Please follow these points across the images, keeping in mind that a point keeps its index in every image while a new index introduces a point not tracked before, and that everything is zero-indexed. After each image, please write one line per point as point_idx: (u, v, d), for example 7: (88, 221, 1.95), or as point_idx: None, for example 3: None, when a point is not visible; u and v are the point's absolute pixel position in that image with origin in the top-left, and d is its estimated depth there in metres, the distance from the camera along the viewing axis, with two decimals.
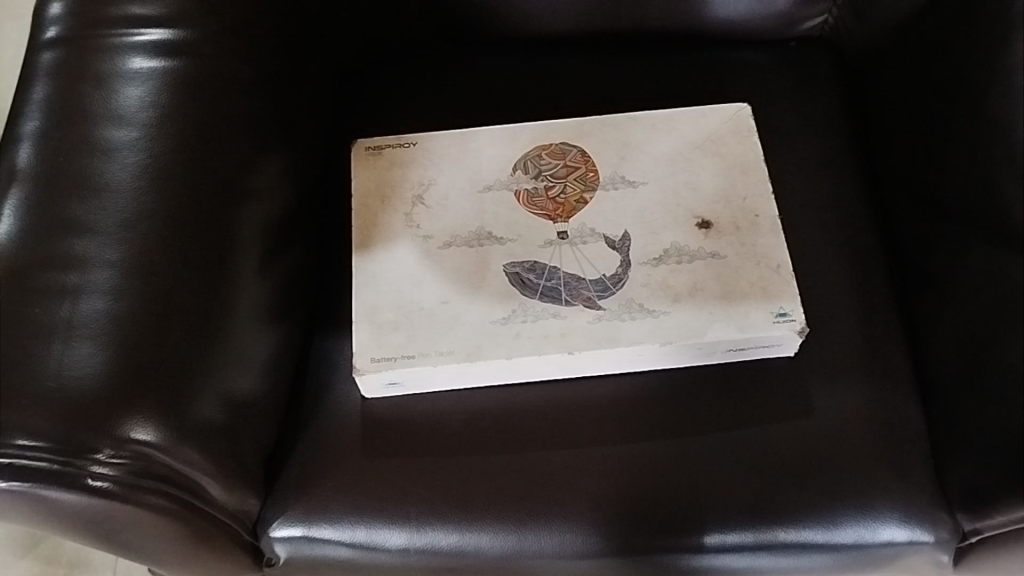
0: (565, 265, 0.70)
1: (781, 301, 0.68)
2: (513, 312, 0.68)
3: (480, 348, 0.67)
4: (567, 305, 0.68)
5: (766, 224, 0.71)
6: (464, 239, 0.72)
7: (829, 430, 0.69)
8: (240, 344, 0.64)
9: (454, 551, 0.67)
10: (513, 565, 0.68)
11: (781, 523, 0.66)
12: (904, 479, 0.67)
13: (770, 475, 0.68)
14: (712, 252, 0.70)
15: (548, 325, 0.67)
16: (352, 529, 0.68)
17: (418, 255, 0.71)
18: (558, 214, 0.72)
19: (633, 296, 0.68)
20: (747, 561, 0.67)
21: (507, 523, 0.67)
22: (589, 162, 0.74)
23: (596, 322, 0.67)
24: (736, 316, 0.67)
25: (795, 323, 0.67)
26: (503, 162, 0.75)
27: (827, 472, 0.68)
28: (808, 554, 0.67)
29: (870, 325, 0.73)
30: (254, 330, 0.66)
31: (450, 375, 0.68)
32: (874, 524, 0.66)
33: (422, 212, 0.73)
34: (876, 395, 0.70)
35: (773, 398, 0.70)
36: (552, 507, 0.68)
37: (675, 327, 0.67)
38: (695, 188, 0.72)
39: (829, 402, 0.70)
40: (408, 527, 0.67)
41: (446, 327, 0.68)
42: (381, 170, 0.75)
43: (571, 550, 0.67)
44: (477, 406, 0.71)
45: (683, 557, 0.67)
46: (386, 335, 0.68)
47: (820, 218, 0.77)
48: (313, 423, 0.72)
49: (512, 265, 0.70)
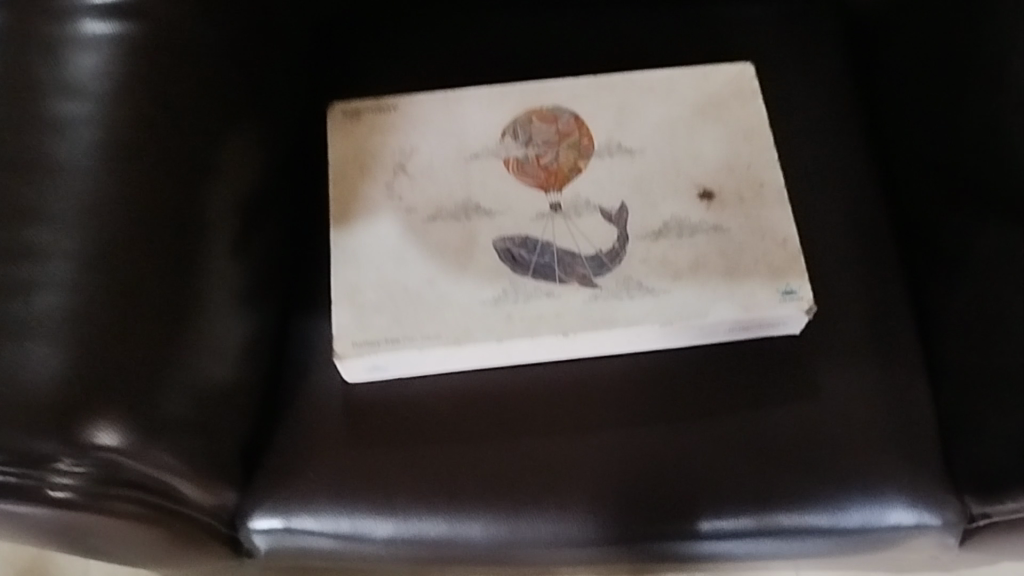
0: (558, 239, 0.65)
1: (788, 278, 0.64)
2: (503, 291, 0.64)
3: (468, 331, 0.63)
4: (561, 283, 0.64)
5: (771, 195, 0.66)
6: (449, 212, 0.67)
7: (835, 412, 0.66)
8: (216, 333, 0.60)
9: (442, 541, 0.65)
10: (504, 553, 0.66)
11: (783, 508, 0.64)
12: (909, 463, 0.65)
13: (773, 459, 0.65)
14: (714, 225, 0.66)
15: (541, 305, 0.63)
16: (335, 520, 0.65)
17: (399, 231, 0.67)
18: (550, 183, 0.67)
19: (630, 273, 0.64)
20: (746, 546, 0.65)
21: (499, 512, 0.65)
22: (583, 128, 0.69)
23: (592, 302, 0.63)
24: (741, 295, 0.63)
25: (802, 302, 0.63)
26: (491, 128, 0.70)
27: (832, 457, 0.65)
28: (811, 539, 0.65)
29: (878, 301, 0.69)
30: (230, 316, 0.62)
31: (437, 359, 0.65)
32: (880, 507, 0.64)
33: (404, 182, 0.69)
34: (884, 374, 0.67)
35: (775, 379, 0.67)
36: (545, 494, 0.65)
37: (676, 306, 0.63)
38: (696, 155, 0.68)
39: (835, 382, 0.67)
40: (395, 517, 0.65)
41: (433, 308, 0.64)
42: (359, 137, 0.70)
43: (564, 537, 0.64)
44: (465, 390, 0.67)
45: (679, 544, 0.65)
46: (367, 318, 0.64)
47: (826, 186, 0.73)
48: (292, 409, 0.68)
49: (501, 240, 0.66)
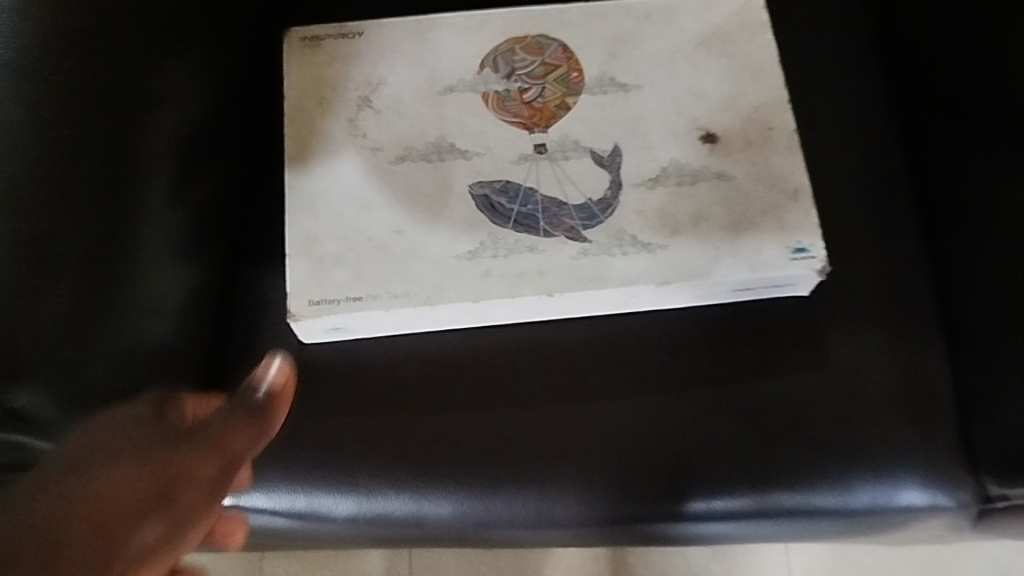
0: (543, 186, 0.58)
1: (799, 233, 0.57)
2: (480, 245, 0.57)
3: (440, 289, 0.56)
4: (546, 236, 0.57)
5: (782, 140, 0.59)
6: (419, 153, 0.59)
7: (845, 384, 0.60)
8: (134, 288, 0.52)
9: (407, 522, 0.59)
10: (477, 533, 0.60)
11: (783, 487, 0.58)
12: (926, 438, 0.59)
13: (775, 433, 0.59)
14: (717, 172, 0.59)
15: (522, 260, 0.56)
16: (290, 498, 0.58)
17: (362, 172, 0.59)
18: (535, 122, 0.60)
19: (623, 226, 0.57)
20: (738, 527, 0.59)
21: (472, 491, 0.58)
22: (572, 61, 0.61)
23: (580, 258, 0.56)
24: (746, 252, 0.56)
25: (815, 261, 0.56)
26: (468, 58, 0.62)
27: (840, 433, 0.59)
28: (812, 521, 0.59)
29: (893, 259, 0.63)
30: (164, 264, 0.54)
31: (404, 320, 0.57)
32: (891, 488, 0.58)
33: (369, 117, 0.61)
34: (898, 340, 0.61)
35: (781, 345, 0.60)
36: (523, 470, 0.58)
37: (675, 263, 0.56)
38: (698, 94, 0.61)
39: (846, 350, 0.60)
40: (356, 494, 0.58)
41: (401, 262, 0.57)
42: (319, 66, 0.62)
43: (542, 518, 0.59)
44: (431, 353, 0.60)
45: (660, 525, 0.59)
46: (325, 272, 0.57)
47: (839, 132, 0.66)
48: (243, 373, 0.61)
49: (478, 186, 0.58)
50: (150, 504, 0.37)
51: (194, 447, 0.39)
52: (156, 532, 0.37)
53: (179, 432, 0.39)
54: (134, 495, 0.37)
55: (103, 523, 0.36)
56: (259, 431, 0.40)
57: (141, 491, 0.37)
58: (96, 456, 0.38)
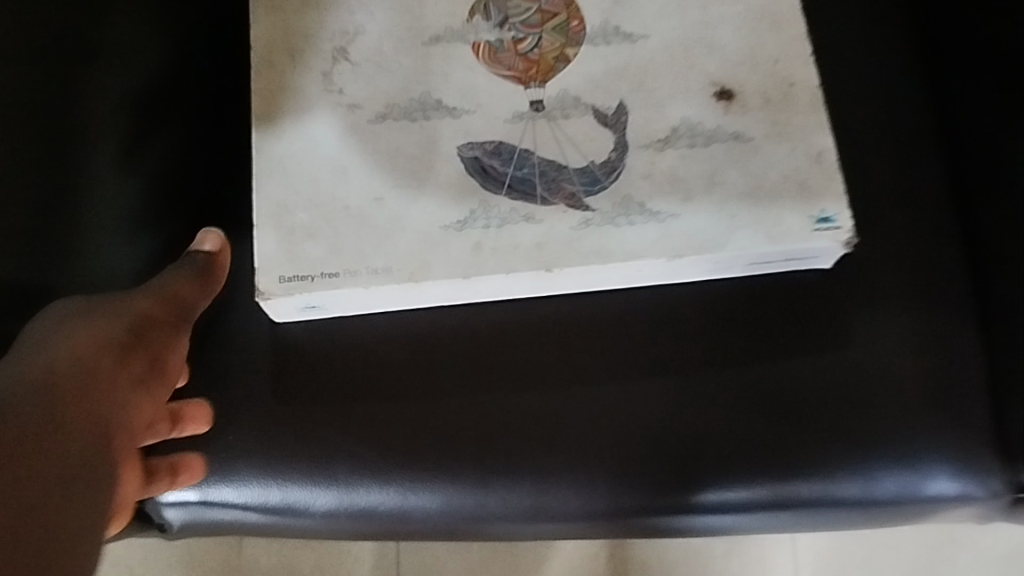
0: (540, 148, 0.52)
1: (823, 201, 0.51)
2: (471, 214, 0.51)
3: (425, 264, 0.51)
4: (544, 205, 0.51)
5: (804, 97, 0.53)
6: (402, 111, 0.54)
7: (869, 366, 0.54)
8: (53, 281, 0.54)
9: (393, 515, 0.54)
10: (469, 527, 0.55)
11: (802, 476, 0.54)
12: (957, 424, 0.54)
13: (793, 418, 0.54)
14: (734, 133, 0.53)
15: (518, 231, 0.51)
16: (261, 492, 0.54)
17: (339, 133, 0.53)
18: (531, 75, 0.53)
19: (630, 192, 0.51)
20: (751, 519, 0.55)
21: (462, 482, 0.54)
22: (571, 7, 0.54)
23: (582, 228, 0.51)
24: (766, 221, 0.51)
25: (840, 232, 0.51)
26: (457, 3, 0.55)
27: (862, 419, 0.54)
28: (832, 512, 0.54)
29: (924, 226, 0.57)
30: (79, 254, 0.55)
31: (387, 297, 0.53)
32: (918, 476, 0.54)
33: (345, 71, 0.55)
34: (928, 316, 0.55)
35: (802, 322, 0.55)
36: (518, 459, 0.54)
37: (687, 233, 0.51)
38: (712, 45, 0.55)
39: (871, 328, 0.55)
40: (336, 487, 0.54)
41: (383, 234, 0.51)
42: (289, 13, 0.56)
43: (538, 511, 0.54)
44: (418, 333, 0.55)
45: (670, 518, 0.55)
46: (298, 246, 0.51)
47: (867, 85, 0.59)
48: (213, 353, 0.56)
49: (468, 147, 0.53)
50: (135, 354, 0.47)
51: (145, 295, 0.50)
52: (125, 392, 0.46)
53: (103, 304, 0.48)
54: (86, 365, 0.44)
55: (111, 361, 0.46)
56: (206, 290, 0.52)
57: (113, 345, 0.46)
58: (14, 367, 0.43)
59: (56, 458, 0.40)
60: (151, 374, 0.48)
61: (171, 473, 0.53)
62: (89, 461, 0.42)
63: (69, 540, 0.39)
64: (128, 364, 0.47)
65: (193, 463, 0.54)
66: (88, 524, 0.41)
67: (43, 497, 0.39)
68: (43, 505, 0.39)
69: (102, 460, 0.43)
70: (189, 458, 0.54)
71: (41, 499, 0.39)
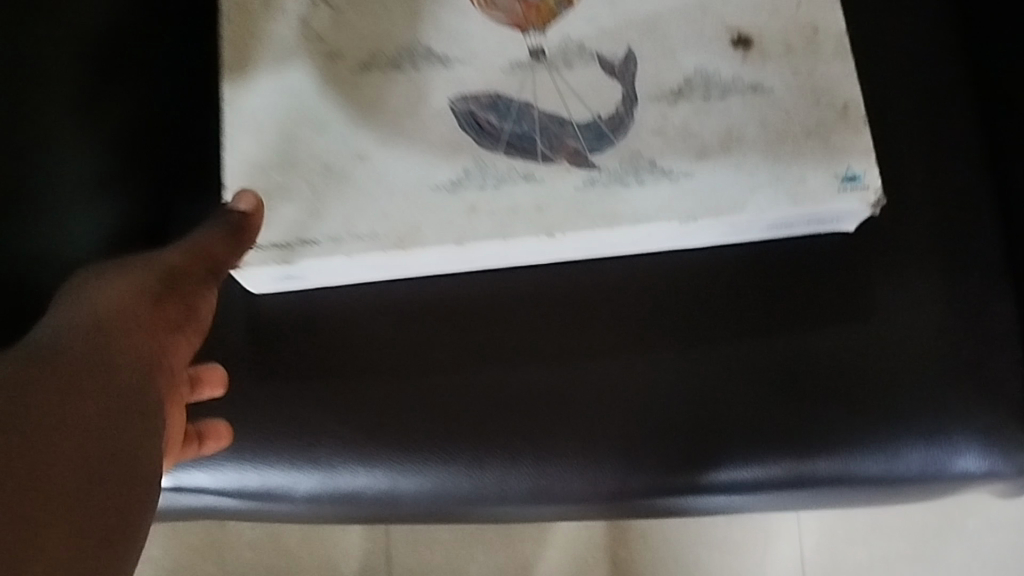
0: (540, 100, 0.47)
1: (849, 158, 0.47)
2: (464, 173, 0.47)
3: (415, 229, 0.46)
4: (545, 163, 0.47)
5: (827, 44, 0.49)
6: (388, 59, 0.49)
7: (895, 336, 0.50)
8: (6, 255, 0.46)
9: (380, 499, 0.51)
10: (463, 509, 0.51)
11: (820, 453, 0.50)
12: (987, 398, 0.50)
13: (812, 392, 0.50)
14: (751, 84, 0.48)
15: (516, 192, 0.46)
16: (238, 476, 0.50)
17: (317, 85, 0.49)
18: (529, 20, 0.49)
19: (639, 148, 0.47)
20: (763, 498, 0.51)
21: (455, 464, 0.50)
22: None
23: (587, 189, 0.46)
24: (788, 181, 0.47)
25: (869, 192, 0.47)
26: None
27: (887, 392, 0.50)
28: (851, 490, 0.51)
29: (953, 185, 0.53)
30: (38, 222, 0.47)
31: (373, 266, 0.48)
32: (944, 452, 0.50)
33: (324, 15, 0.50)
34: (957, 282, 0.51)
35: (823, 288, 0.51)
36: (515, 438, 0.50)
37: (702, 194, 0.47)
38: None
39: (896, 294, 0.51)
40: (319, 469, 0.50)
41: (367, 195, 0.47)
42: None
43: (537, 492, 0.50)
44: (404, 303, 0.51)
45: (678, 499, 0.51)
46: (275, 210, 0.47)
47: (895, 31, 0.55)
48: None
49: (460, 100, 0.48)
50: (168, 300, 0.38)
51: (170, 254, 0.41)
52: (172, 337, 0.36)
53: (132, 260, 0.40)
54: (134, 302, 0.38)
55: (151, 303, 0.37)
56: (238, 246, 0.44)
57: (147, 291, 0.37)
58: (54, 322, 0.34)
59: (102, 383, 0.30)
60: (194, 321, 0.39)
61: (198, 440, 0.47)
62: (129, 411, 0.31)
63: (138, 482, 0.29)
64: (159, 316, 0.36)
65: (218, 430, 0.48)
66: (161, 484, 0.31)
67: (99, 451, 0.28)
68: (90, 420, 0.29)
69: (155, 392, 0.33)
70: (212, 425, 0.48)
71: (111, 454, 0.29)
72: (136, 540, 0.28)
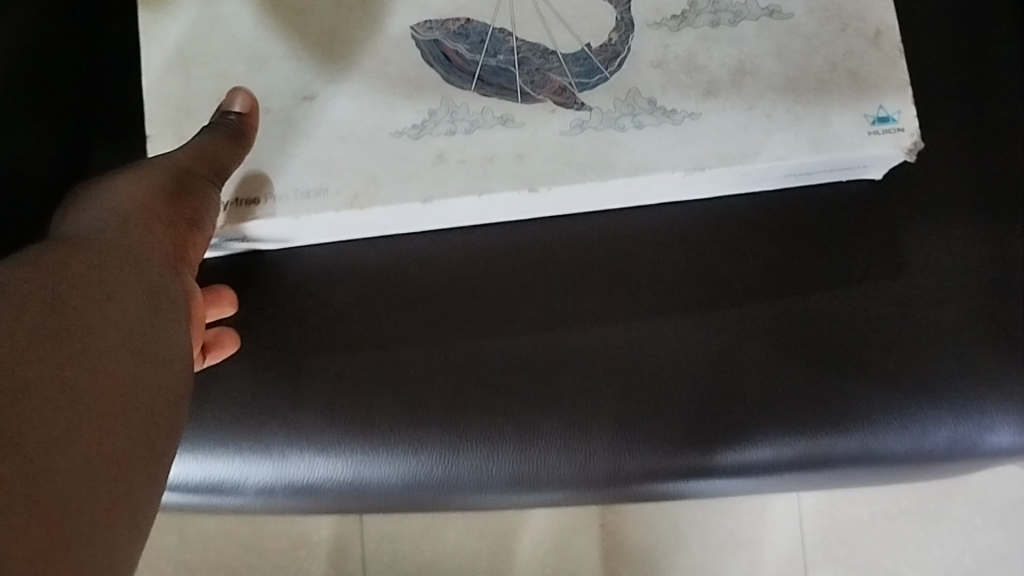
0: (517, 27, 0.40)
1: (880, 94, 0.40)
2: (430, 117, 0.40)
3: (372, 183, 0.40)
4: (525, 102, 0.40)
5: None
6: None
7: (927, 297, 0.44)
8: None
9: (339, 490, 0.44)
10: (435, 500, 0.45)
11: (841, 430, 0.43)
12: None
13: (831, 361, 0.43)
14: (768, 6, 0.41)
15: (491, 140, 0.40)
16: (180, 465, 0.44)
17: (257, 15, 0.42)
18: None
19: (635, 85, 0.40)
20: (776, 481, 0.44)
21: (423, 448, 0.43)
22: None
23: (574, 134, 0.40)
24: (809, 122, 0.40)
25: (903, 135, 0.40)
26: None
27: (915, 359, 0.43)
28: (875, 471, 0.44)
29: (991, 124, 0.46)
30: None
31: (330, 228, 0.42)
32: (981, 425, 0.43)
33: None
34: (997, 236, 0.45)
35: (843, 243, 0.45)
36: (490, 418, 0.43)
37: (709, 137, 0.40)
38: None
39: (928, 250, 0.45)
40: (270, 457, 0.44)
41: (317, 145, 0.41)
42: None
43: (517, 480, 0.44)
44: (367, 269, 0.45)
45: (680, 483, 0.44)
46: None
47: None
48: None
49: (424, 28, 0.41)
50: (178, 202, 0.36)
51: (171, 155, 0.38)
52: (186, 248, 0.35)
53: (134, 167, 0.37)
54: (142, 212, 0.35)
55: (165, 210, 0.35)
56: (242, 151, 0.39)
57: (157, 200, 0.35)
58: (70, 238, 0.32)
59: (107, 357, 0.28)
60: (208, 224, 0.37)
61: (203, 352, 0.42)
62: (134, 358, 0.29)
63: (142, 444, 0.27)
64: (170, 221, 0.35)
65: (225, 337, 0.43)
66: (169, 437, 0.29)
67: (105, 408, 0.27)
68: (90, 386, 0.27)
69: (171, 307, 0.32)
70: (219, 333, 0.43)
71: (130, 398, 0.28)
72: (157, 490, 0.28)
